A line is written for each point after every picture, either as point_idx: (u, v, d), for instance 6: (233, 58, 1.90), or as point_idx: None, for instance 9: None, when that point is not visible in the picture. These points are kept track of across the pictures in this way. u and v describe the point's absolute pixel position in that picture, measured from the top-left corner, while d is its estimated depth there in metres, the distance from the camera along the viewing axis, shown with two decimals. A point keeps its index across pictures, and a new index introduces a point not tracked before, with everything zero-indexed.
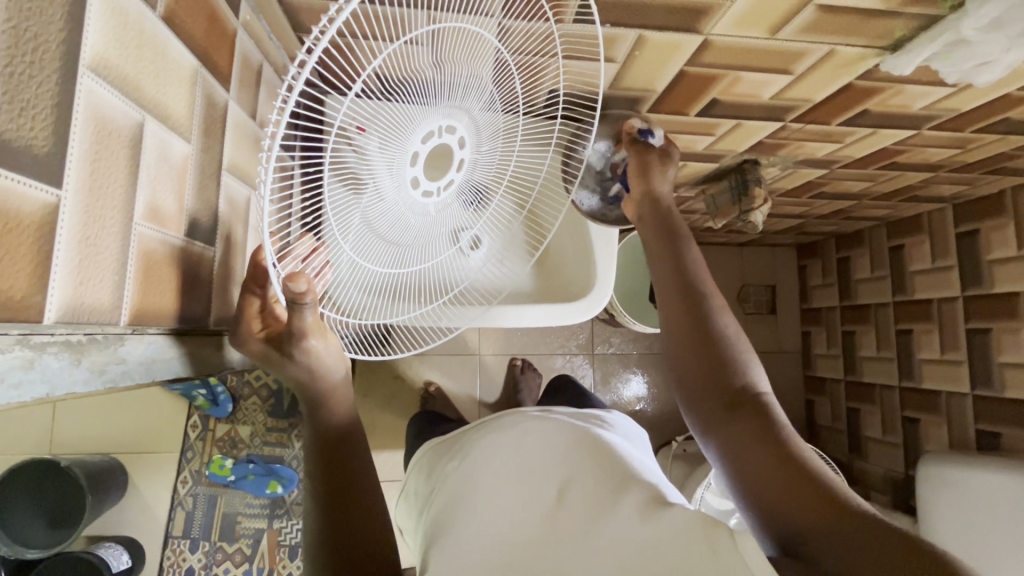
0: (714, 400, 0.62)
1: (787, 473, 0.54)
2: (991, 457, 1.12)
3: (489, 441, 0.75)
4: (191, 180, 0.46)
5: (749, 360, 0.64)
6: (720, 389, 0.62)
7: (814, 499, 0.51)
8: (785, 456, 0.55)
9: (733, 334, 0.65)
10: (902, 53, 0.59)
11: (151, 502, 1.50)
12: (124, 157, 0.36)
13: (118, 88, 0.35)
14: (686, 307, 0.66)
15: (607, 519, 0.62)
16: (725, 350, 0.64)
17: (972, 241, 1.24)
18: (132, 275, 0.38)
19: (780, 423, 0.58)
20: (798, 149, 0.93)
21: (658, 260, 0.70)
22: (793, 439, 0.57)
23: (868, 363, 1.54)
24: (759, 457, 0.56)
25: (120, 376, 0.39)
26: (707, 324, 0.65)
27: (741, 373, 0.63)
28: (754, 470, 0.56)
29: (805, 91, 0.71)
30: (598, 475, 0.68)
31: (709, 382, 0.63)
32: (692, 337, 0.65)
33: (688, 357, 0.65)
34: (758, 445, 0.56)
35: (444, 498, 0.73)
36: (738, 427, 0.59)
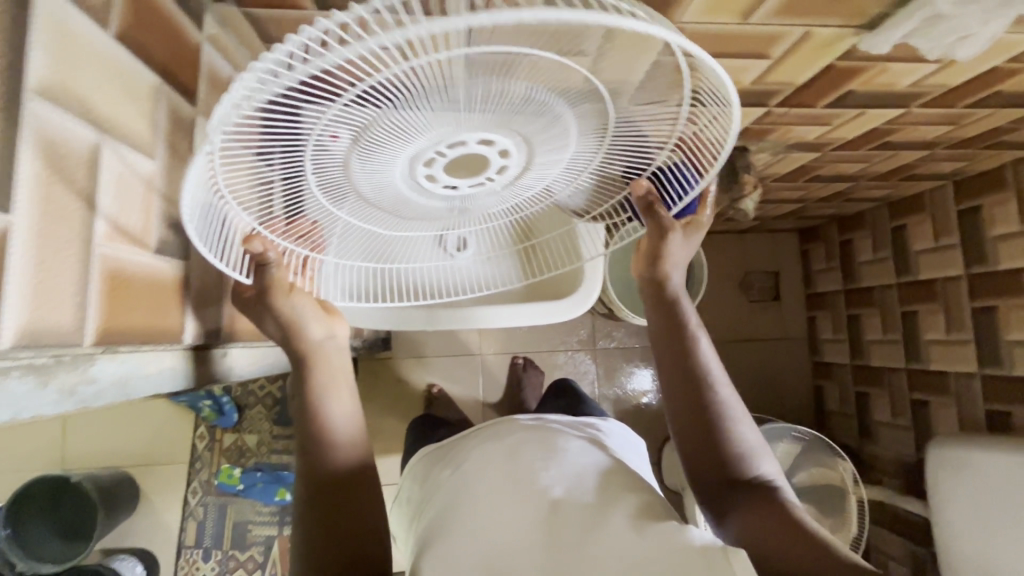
0: (719, 478, 0.66)
1: (794, 549, 0.57)
2: (1002, 437, 1.10)
3: (484, 449, 0.76)
4: (158, 197, 0.46)
5: (755, 448, 0.67)
6: (725, 469, 0.66)
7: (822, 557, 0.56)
8: (789, 530, 0.59)
9: (742, 424, 0.68)
10: (879, 30, 0.58)
11: (163, 513, 1.52)
12: (80, 179, 0.37)
13: (69, 110, 0.36)
14: (691, 395, 0.68)
15: (598, 529, 0.63)
16: (732, 434, 0.67)
17: (974, 217, 1.21)
18: (96, 295, 0.39)
19: (790, 506, 0.62)
20: (786, 133, 0.91)
21: (663, 345, 0.72)
22: (800, 518, 0.61)
23: (874, 346, 1.52)
24: (768, 534, 0.60)
25: (92, 396, 0.40)
26: (716, 407, 0.68)
27: (750, 454, 0.67)
28: (761, 544, 0.60)
29: (785, 74, 0.70)
30: (593, 484, 0.69)
31: (720, 466, 0.66)
32: (698, 421, 0.68)
33: (696, 434, 0.68)
34: (771, 518, 0.61)
35: (435, 507, 0.74)
36: (746, 508, 0.62)
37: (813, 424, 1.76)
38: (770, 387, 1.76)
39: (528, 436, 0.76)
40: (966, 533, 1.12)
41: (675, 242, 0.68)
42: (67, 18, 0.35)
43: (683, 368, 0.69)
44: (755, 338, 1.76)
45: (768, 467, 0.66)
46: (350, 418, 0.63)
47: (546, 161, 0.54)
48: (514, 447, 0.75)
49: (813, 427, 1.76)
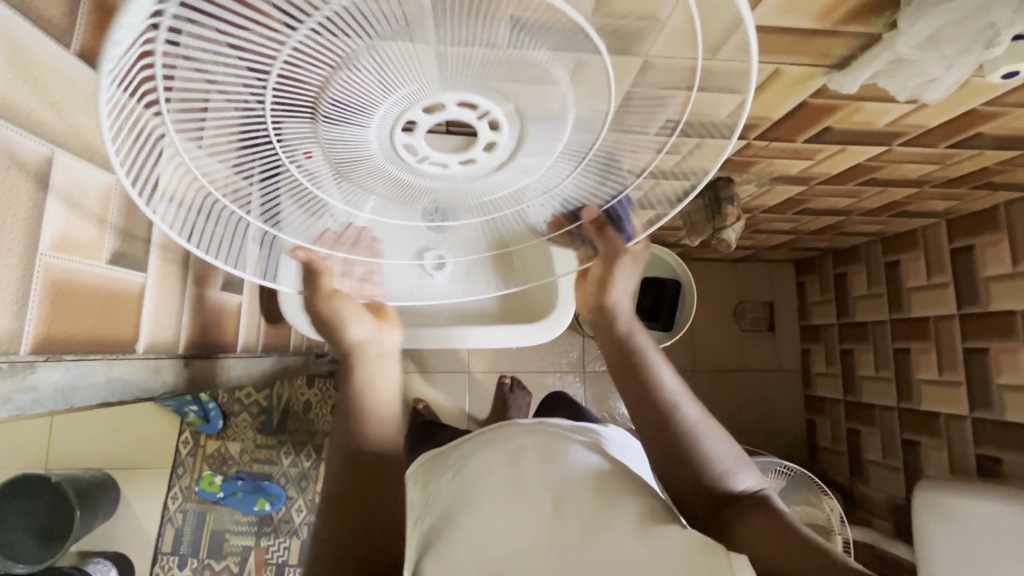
0: (701, 496, 0.65)
1: (790, 547, 0.55)
2: (991, 485, 1.07)
3: (485, 453, 0.73)
4: (114, 209, 0.47)
5: (734, 464, 0.66)
6: (704, 487, 0.65)
7: (811, 556, 0.53)
8: (783, 528, 0.57)
9: (715, 442, 0.67)
10: (847, 71, 0.58)
11: (142, 518, 1.52)
12: (26, 190, 0.37)
13: (17, 123, 0.37)
14: (658, 419, 0.68)
15: (603, 531, 0.62)
16: (709, 448, 0.67)
17: (967, 257, 1.20)
18: (34, 304, 0.39)
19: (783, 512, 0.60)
20: (770, 166, 0.91)
21: (623, 380, 0.73)
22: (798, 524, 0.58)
23: (867, 382, 1.49)
24: (767, 540, 0.57)
25: (28, 404, 0.39)
26: (681, 431, 0.67)
27: (731, 469, 0.66)
28: (762, 553, 0.56)
29: (761, 109, 0.70)
30: (596, 482, 0.68)
31: (697, 487, 0.65)
32: (659, 437, 0.68)
33: (659, 459, 0.68)
34: (770, 524, 0.58)
35: (437, 509, 0.72)
36: (738, 520, 0.60)
37: (805, 458, 1.72)
38: (762, 419, 1.73)
39: (532, 441, 0.73)
40: None
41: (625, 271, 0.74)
42: (19, 34, 0.36)
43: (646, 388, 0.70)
44: (747, 368, 1.74)
45: (749, 478, 0.66)
46: (386, 397, 0.68)
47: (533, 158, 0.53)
48: (518, 455, 0.71)
49: (805, 461, 1.72)
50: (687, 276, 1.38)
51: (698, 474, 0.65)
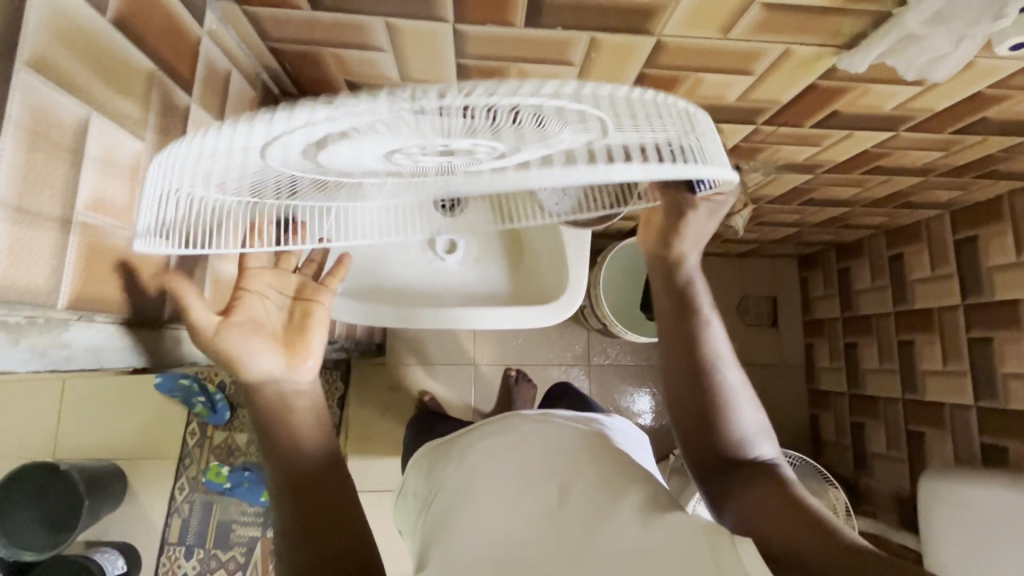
0: (716, 456, 0.67)
1: (789, 515, 0.55)
2: (997, 472, 1.07)
3: (486, 445, 0.76)
4: (146, 177, 0.48)
5: (757, 435, 0.67)
6: (721, 449, 0.67)
7: (809, 526, 0.54)
8: (784, 498, 0.58)
9: (744, 407, 0.68)
10: (855, 50, 0.59)
11: (149, 508, 1.52)
12: (66, 149, 0.38)
13: (60, 84, 0.37)
14: (692, 373, 0.69)
15: (607, 521, 0.62)
16: (734, 413, 0.68)
17: (971, 248, 1.21)
18: (72, 262, 0.40)
19: (790, 482, 0.61)
20: (777, 153, 0.92)
21: (666, 327, 0.72)
22: (802, 494, 0.59)
23: (871, 375, 1.49)
24: (767, 504, 0.58)
25: (63, 360, 0.42)
26: (711, 389, 0.68)
27: (750, 437, 0.67)
28: (757, 518, 0.57)
29: (769, 91, 0.71)
30: (600, 475, 0.68)
31: (716, 448, 0.67)
32: (694, 390, 0.69)
33: (687, 412, 0.69)
34: (768, 493, 0.59)
35: (440, 503, 0.75)
36: (747, 482, 0.62)
37: (810, 452, 1.72)
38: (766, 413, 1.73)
39: (534, 432, 0.76)
40: (961, 568, 1.09)
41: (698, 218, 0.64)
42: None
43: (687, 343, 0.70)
44: (751, 362, 1.74)
45: (768, 448, 0.67)
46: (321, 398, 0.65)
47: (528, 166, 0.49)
48: (518, 446, 0.74)
49: (809, 455, 1.73)
50: None
51: (716, 433, 0.67)
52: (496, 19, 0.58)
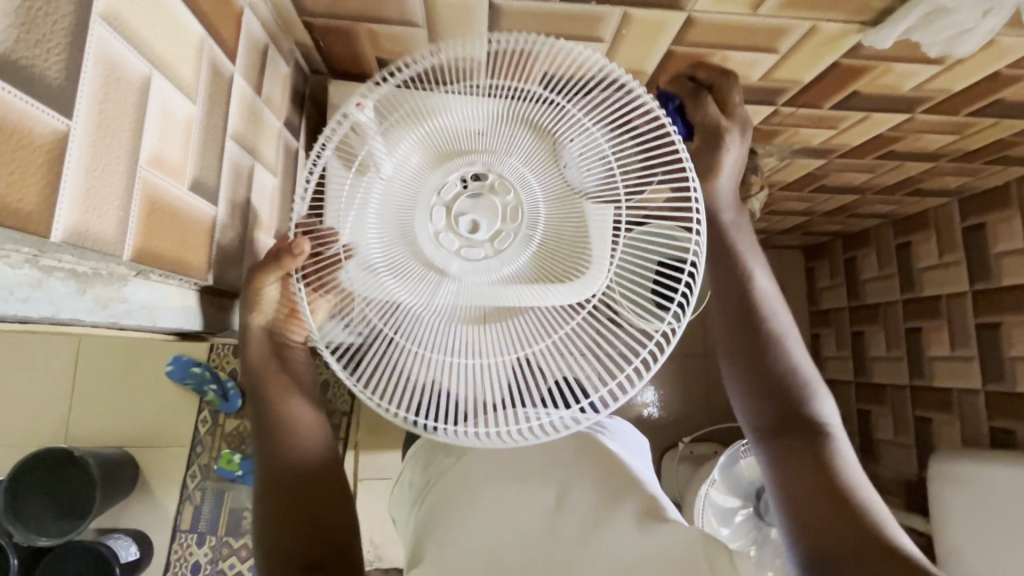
0: (774, 411, 0.67)
1: (831, 505, 0.60)
2: (1006, 452, 1.10)
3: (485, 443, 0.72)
4: (196, 141, 0.49)
5: (816, 391, 0.67)
6: (778, 407, 0.67)
7: (846, 517, 0.58)
8: (830, 483, 0.61)
9: (801, 363, 0.69)
10: (882, 27, 0.61)
11: (161, 496, 1.53)
12: (131, 104, 0.39)
13: (127, 40, 0.38)
14: (747, 329, 0.69)
15: (604, 530, 0.64)
16: (796, 373, 0.68)
17: (979, 234, 1.23)
18: (136, 215, 0.41)
19: (836, 455, 0.63)
20: (793, 136, 0.93)
21: (720, 273, 0.71)
22: (849, 475, 0.62)
23: (878, 362, 1.51)
24: (813, 487, 0.61)
25: (123, 314, 0.43)
26: (769, 349, 0.68)
27: (808, 395, 0.67)
28: (799, 497, 0.62)
29: (792, 71, 0.73)
30: (601, 481, 0.68)
31: (774, 404, 0.67)
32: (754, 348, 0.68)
33: (745, 365, 0.69)
34: (813, 472, 0.62)
35: (434, 498, 0.72)
36: (797, 453, 0.64)
37: None
38: None
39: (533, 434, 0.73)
40: (971, 547, 1.11)
41: (732, 144, 0.65)
42: None
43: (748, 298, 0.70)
44: None
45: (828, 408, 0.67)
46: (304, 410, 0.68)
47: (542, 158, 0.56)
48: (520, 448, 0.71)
49: None
50: None
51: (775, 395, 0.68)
52: None
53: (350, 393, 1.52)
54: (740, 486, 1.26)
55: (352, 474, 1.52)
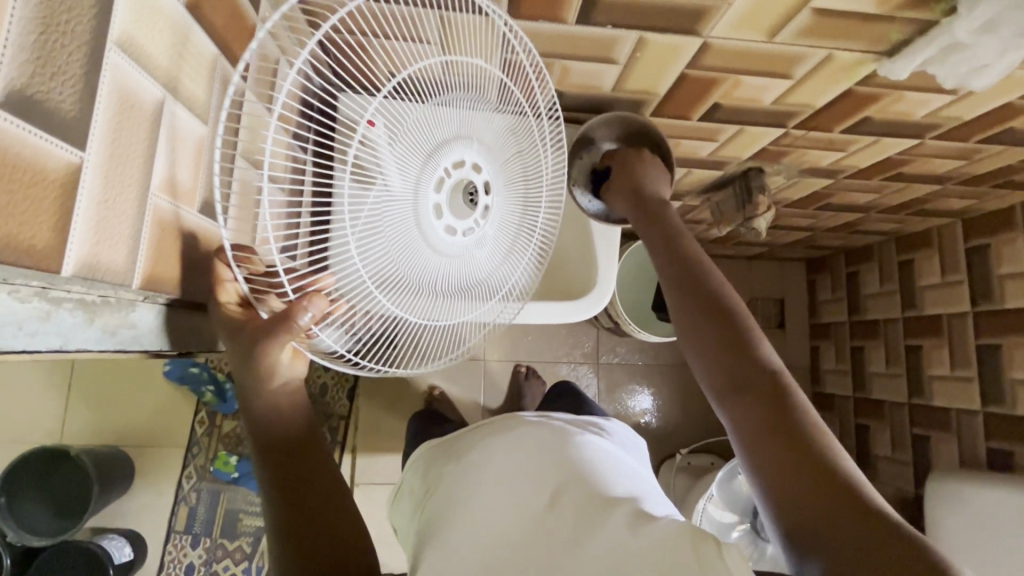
0: (731, 364, 0.57)
1: (802, 460, 0.52)
2: (1004, 475, 1.10)
3: (486, 446, 0.73)
4: (206, 160, 0.50)
5: (760, 334, 0.59)
6: (735, 361, 0.57)
7: (822, 477, 0.50)
8: (800, 447, 0.52)
9: (737, 303, 0.61)
10: (898, 57, 0.61)
11: (156, 496, 1.52)
12: (144, 129, 0.40)
13: (142, 65, 0.39)
14: (683, 274, 0.63)
15: (594, 527, 0.61)
16: (743, 322, 0.59)
17: (982, 256, 1.23)
18: (146, 244, 0.41)
19: (796, 400, 0.55)
20: (802, 157, 0.93)
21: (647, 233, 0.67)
22: (811, 419, 0.54)
23: (877, 378, 1.51)
24: (776, 438, 0.53)
25: (129, 340, 0.43)
26: (712, 290, 0.61)
27: (757, 341, 0.58)
28: (766, 459, 0.53)
29: (805, 96, 0.72)
30: (596, 483, 0.67)
31: (727, 356, 0.58)
32: (693, 291, 0.61)
33: (687, 316, 0.61)
34: (773, 429, 0.54)
35: (435, 502, 0.72)
36: (758, 407, 0.55)
37: None
38: None
39: (531, 436, 0.74)
40: None
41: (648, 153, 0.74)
42: None
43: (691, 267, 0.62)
44: None
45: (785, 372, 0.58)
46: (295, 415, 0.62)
47: (506, 160, 0.64)
48: (515, 450, 0.72)
49: None
50: None
51: (728, 343, 0.58)
52: (548, 14, 0.60)
53: (348, 397, 1.51)
54: (737, 500, 1.26)
55: (349, 477, 1.51)
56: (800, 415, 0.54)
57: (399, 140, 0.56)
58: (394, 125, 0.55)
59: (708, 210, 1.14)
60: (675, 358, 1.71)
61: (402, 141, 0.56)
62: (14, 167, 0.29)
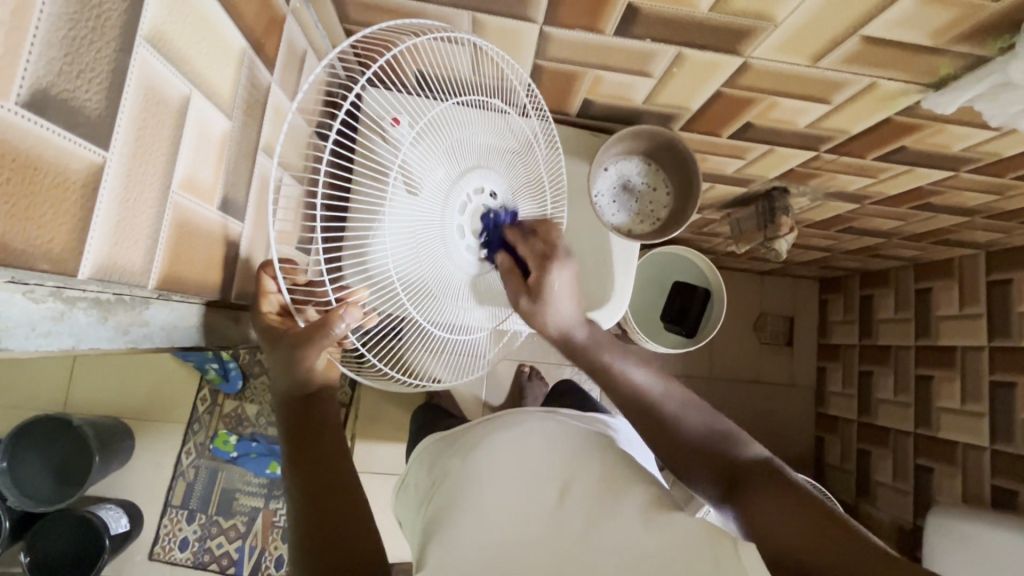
0: (714, 469, 0.57)
1: (813, 534, 0.47)
2: (1008, 515, 1.09)
3: (496, 438, 0.72)
4: (227, 154, 0.50)
5: (741, 436, 0.59)
6: (714, 463, 0.57)
7: (835, 548, 0.46)
8: (809, 522, 0.49)
9: (694, 412, 0.61)
10: (945, 91, 0.59)
11: (154, 470, 1.53)
12: (169, 126, 0.41)
13: (171, 61, 0.40)
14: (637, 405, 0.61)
15: (607, 525, 0.57)
16: (711, 434, 0.59)
17: (1004, 290, 1.21)
18: (163, 241, 0.43)
19: (795, 484, 0.53)
20: (829, 181, 0.91)
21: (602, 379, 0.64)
22: (818, 499, 0.51)
23: (883, 406, 1.50)
24: (782, 526, 0.49)
25: (143, 337, 0.43)
26: (669, 414, 0.60)
27: (735, 443, 0.58)
28: (776, 549, 0.49)
29: (842, 122, 0.70)
30: (605, 477, 0.63)
31: (711, 465, 0.57)
32: (646, 420, 0.61)
33: (660, 444, 0.60)
34: (776, 513, 0.50)
35: (443, 496, 0.70)
36: (757, 496, 0.52)
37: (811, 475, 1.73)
38: (772, 432, 1.73)
39: (539, 428, 0.72)
40: None
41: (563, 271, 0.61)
42: None
43: (620, 390, 0.62)
44: (763, 380, 1.74)
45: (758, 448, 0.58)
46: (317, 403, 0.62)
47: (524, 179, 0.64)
48: (525, 440, 0.70)
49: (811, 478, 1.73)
50: (717, 284, 1.32)
51: (704, 458, 0.58)
52: (585, 24, 0.58)
53: (350, 385, 1.51)
54: None
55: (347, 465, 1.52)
56: (800, 497, 0.51)
57: (434, 145, 0.54)
58: (429, 130, 0.54)
59: (728, 226, 1.12)
60: (680, 369, 1.69)
61: (436, 147, 0.55)
62: (35, 169, 0.31)
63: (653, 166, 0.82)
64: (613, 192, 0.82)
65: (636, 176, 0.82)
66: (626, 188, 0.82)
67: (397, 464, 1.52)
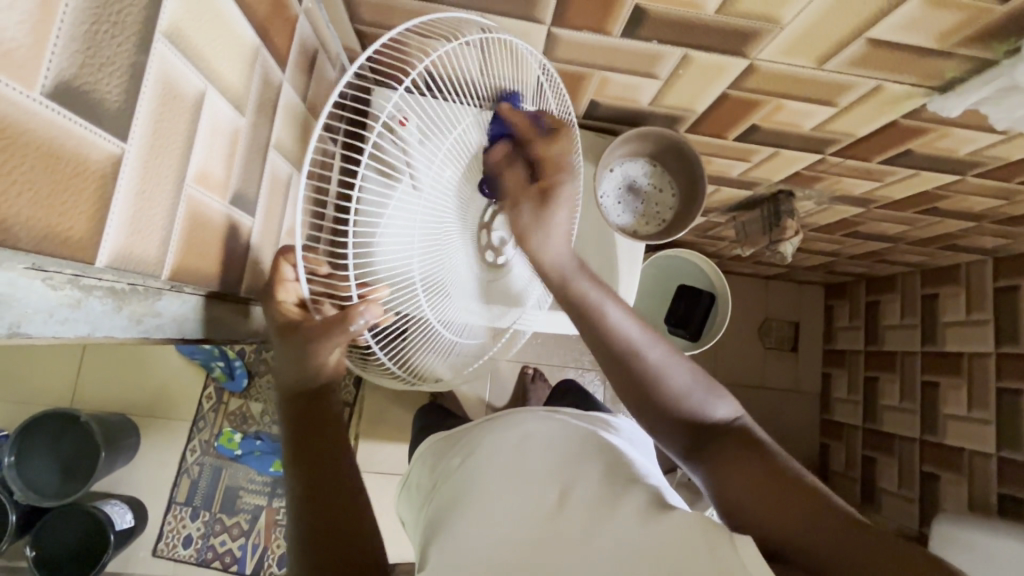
0: (684, 423, 0.59)
1: (779, 491, 0.50)
2: (1014, 523, 1.08)
3: (497, 438, 0.72)
4: (240, 150, 0.51)
5: (716, 394, 0.60)
6: (686, 418, 0.59)
7: (801, 506, 0.49)
8: (774, 479, 0.51)
9: (677, 371, 0.60)
10: (951, 94, 0.59)
11: (160, 466, 1.54)
12: (185, 120, 0.42)
13: (188, 57, 0.41)
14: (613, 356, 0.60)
15: (607, 522, 0.57)
16: (688, 394, 0.59)
17: (1012, 296, 1.20)
18: (177, 234, 0.44)
19: (764, 444, 0.55)
20: (836, 184, 0.91)
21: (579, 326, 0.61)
22: (782, 456, 0.54)
23: (889, 412, 1.49)
24: (748, 481, 0.52)
25: (155, 327, 0.44)
26: (651, 371, 0.59)
27: (709, 402, 0.59)
28: (740, 499, 0.52)
29: (849, 125, 0.70)
30: (604, 476, 0.64)
31: (682, 420, 0.59)
32: (623, 375, 0.60)
33: (636, 399, 0.60)
34: (742, 472, 0.53)
35: (445, 494, 0.70)
36: (727, 453, 0.55)
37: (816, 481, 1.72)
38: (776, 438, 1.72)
39: (539, 428, 0.73)
40: None
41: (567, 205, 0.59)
42: None
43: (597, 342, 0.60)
44: (768, 385, 1.74)
45: (729, 408, 0.59)
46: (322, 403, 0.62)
47: None
48: (525, 440, 0.71)
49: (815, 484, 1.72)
50: (722, 288, 1.32)
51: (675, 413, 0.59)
52: (592, 25, 0.59)
53: (355, 384, 1.51)
54: None
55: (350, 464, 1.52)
56: (768, 456, 0.54)
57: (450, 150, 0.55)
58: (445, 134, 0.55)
59: (734, 229, 1.12)
60: None
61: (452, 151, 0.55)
62: (57, 158, 0.32)
63: (659, 168, 0.82)
64: (618, 193, 0.82)
65: (642, 179, 0.82)
66: (632, 190, 0.83)
67: (400, 463, 1.53)
